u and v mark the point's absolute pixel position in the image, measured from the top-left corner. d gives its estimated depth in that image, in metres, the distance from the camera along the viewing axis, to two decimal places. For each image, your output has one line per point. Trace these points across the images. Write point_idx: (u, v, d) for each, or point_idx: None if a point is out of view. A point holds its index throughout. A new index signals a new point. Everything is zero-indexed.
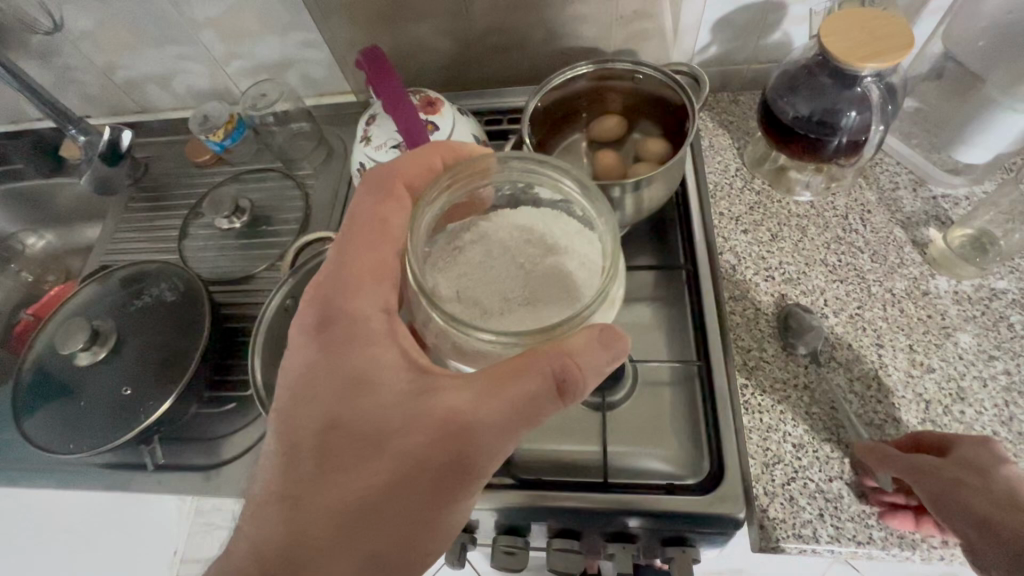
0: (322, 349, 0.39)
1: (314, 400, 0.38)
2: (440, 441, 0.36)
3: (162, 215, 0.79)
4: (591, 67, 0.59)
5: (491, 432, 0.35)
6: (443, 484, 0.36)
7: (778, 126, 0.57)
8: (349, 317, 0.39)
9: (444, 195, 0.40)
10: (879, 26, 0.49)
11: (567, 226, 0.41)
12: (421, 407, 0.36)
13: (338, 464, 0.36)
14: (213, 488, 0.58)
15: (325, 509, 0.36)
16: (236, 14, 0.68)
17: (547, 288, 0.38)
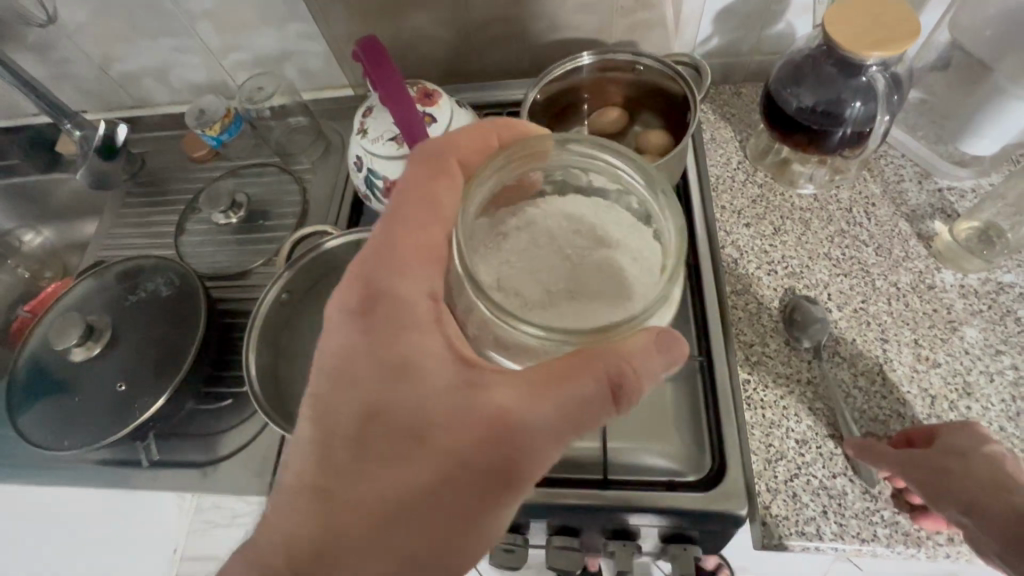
0: (364, 332, 0.37)
1: (353, 387, 0.37)
2: (488, 443, 0.35)
3: (160, 210, 0.78)
4: (591, 58, 0.58)
5: (538, 436, 0.34)
6: (486, 490, 0.35)
7: (781, 118, 0.56)
8: (393, 299, 0.38)
9: (493, 176, 0.39)
10: (885, 14, 0.48)
11: (619, 219, 0.40)
12: (469, 405, 0.35)
13: (377, 460, 0.35)
14: (211, 485, 0.57)
15: (362, 508, 0.35)
16: (232, 5, 0.67)
17: (599, 280, 0.36)
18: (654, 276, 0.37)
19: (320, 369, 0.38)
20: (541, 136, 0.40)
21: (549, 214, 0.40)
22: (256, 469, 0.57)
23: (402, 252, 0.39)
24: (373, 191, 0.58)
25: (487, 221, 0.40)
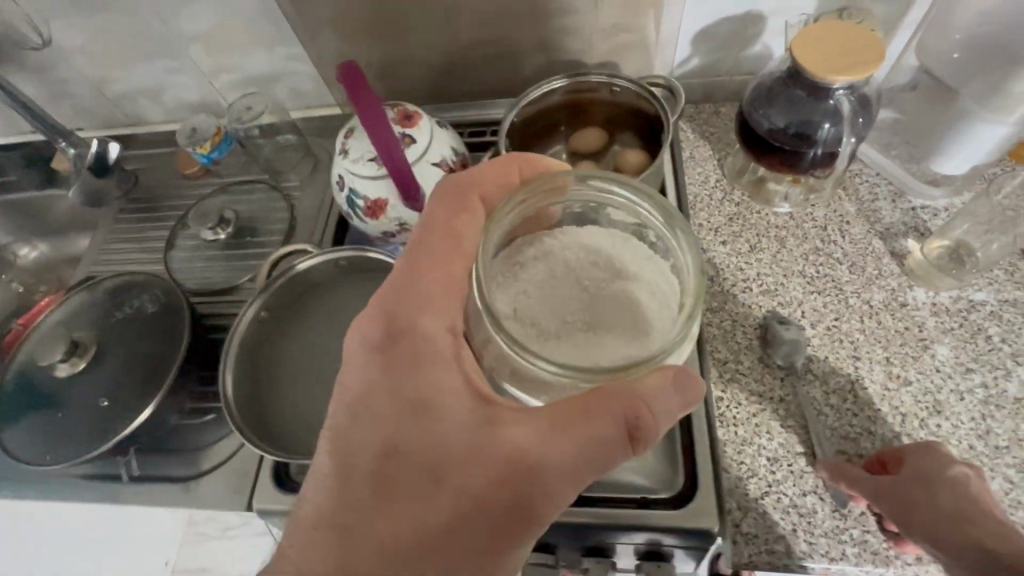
0: (387, 366, 0.39)
1: (374, 419, 0.38)
2: (506, 480, 0.36)
3: (152, 226, 0.80)
4: (565, 81, 0.59)
5: (557, 475, 0.35)
6: (504, 528, 0.36)
7: (754, 139, 0.57)
8: (415, 333, 0.39)
9: (513, 210, 0.40)
10: (850, 39, 0.49)
11: (636, 251, 0.41)
12: (488, 443, 0.36)
13: (396, 495, 0.36)
14: (193, 499, 0.58)
15: (380, 544, 0.35)
16: (222, 29, 0.69)
17: (616, 313, 0.38)
18: (670, 311, 0.38)
19: (341, 400, 0.40)
20: (561, 171, 0.41)
21: (568, 245, 0.41)
22: (237, 484, 0.58)
23: (424, 287, 0.40)
24: (355, 211, 0.58)
25: (506, 251, 0.41)
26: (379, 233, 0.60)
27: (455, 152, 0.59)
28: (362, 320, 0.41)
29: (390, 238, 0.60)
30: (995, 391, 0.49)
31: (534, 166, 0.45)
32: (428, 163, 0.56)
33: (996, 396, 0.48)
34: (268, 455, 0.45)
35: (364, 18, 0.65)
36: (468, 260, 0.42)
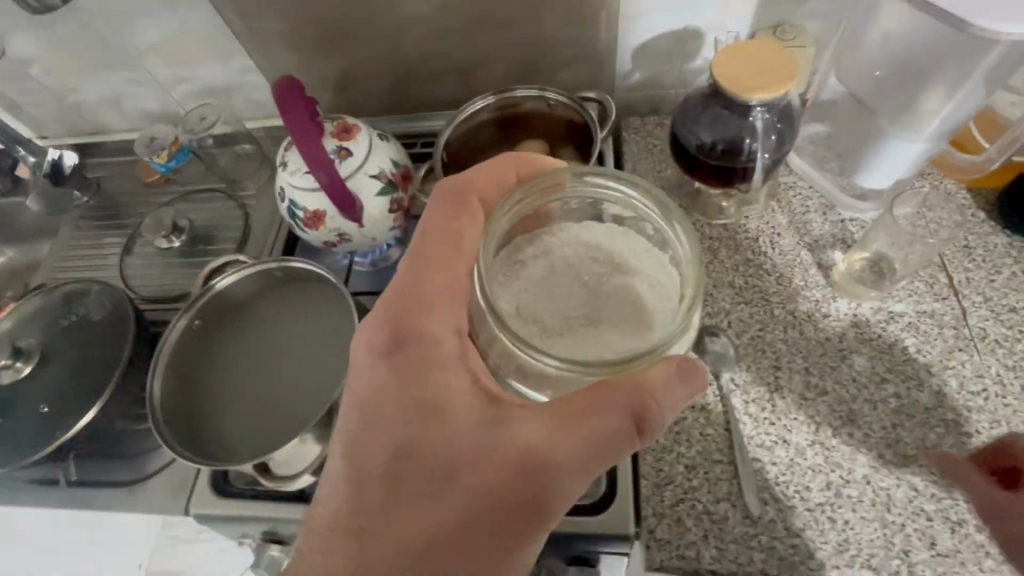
0: (395, 370, 0.40)
1: (384, 423, 0.39)
2: (518, 477, 0.37)
3: (111, 233, 0.81)
4: (492, 99, 0.61)
5: (567, 470, 0.37)
6: (517, 522, 0.37)
7: (685, 154, 0.58)
8: (422, 336, 0.40)
9: (511, 209, 0.41)
10: (765, 57, 0.51)
11: (634, 243, 0.42)
12: (497, 441, 0.37)
13: (412, 496, 0.38)
14: (135, 502, 0.59)
15: (398, 542, 0.37)
16: (176, 40, 0.70)
17: (616, 308, 0.38)
18: (670, 301, 0.39)
19: (351, 404, 0.41)
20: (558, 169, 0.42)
21: (569, 245, 0.42)
22: (177, 488, 0.59)
23: (430, 291, 0.41)
24: (296, 221, 0.60)
25: (506, 250, 0.42)
26: (320, 242, 0.61)
27: (394, 164, 0.60)
28: (366, 326, 0.42)
29: (332, 247, 0.62)
30: (906, 400, 0.50)
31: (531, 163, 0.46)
32: (365, 175, 0.58)
33: (907, 406, 0.50)
34: (196, 463, 0.46)
35: (313, 32, 0.67)
36: (470, 261, 0.42)
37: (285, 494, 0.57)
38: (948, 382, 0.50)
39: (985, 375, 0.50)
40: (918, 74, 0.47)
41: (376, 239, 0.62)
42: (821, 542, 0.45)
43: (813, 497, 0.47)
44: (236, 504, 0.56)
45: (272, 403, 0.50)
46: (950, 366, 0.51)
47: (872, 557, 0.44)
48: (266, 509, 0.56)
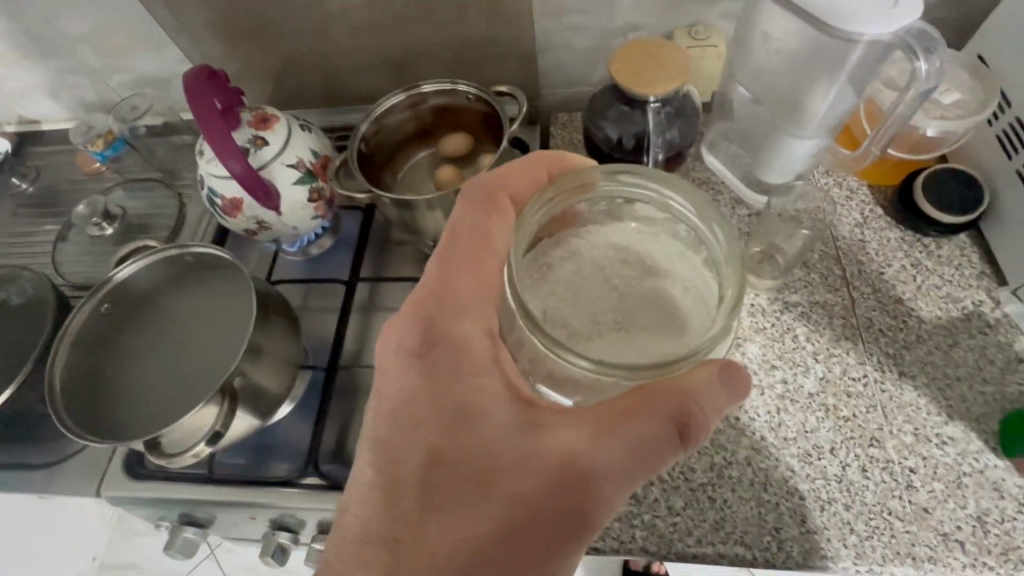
0: (428, 376, 0.37)
1: (418, 430, 0.36)
2: (558, 486, 0.33)
3: (45, 221, 0.81)
4: (402, 95, 0.62)
5: (610, 478, 0.33)
6: (556, 535, 0.33)
7: (595, 148, 0.60)
8: (458, 340, 0.37)
9: (542, 206, 0.36)
10: (660, 56, 0.53)
11: (666, 245, 0.38)
12: (534, 445, 0.34)
13: (445, 508, 0.34)
14: (53, 483, 0.60)
15: (431, 561, 0.32)
16: (106, 29, 0.71)
17: (648, 315, 0.35)
18: (705, 305, 0.35)
19: (381, 411, 0.38)
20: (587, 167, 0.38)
21: (598, 245, 0.38)
22: (91, 470, 0.60)
23: (461, 291, 0.38)
24: (216, 208, 0.61)
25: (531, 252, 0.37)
26: (241, 230, 0.63)
27: (314, 153, 0.61)
28: (394, 329, 0.39)
29: (254, 234, 0.64)
30: (792, 386, 0.52)
31: (565, 163, 0.43)
32: (283, 164, 0.59)
33: (792, 391, 0.52)
34: (89, 440, 0.47)
35: (241, 23, 0.68)
36: (500, 263, 0.38)
37: (196, 474, 0.57)
38: (832, 369, 0.52)
39: (867, 362, 0.52)
40: (804, 76, 0.50)
41: (298, 227, 0.63)
42: (699, 521, 0.47)
43: (696, 478, 0.49)
44: (147, 485, 0.57)
45: (173, 384, 0.51)
46: (836, 353, 0.53)
47: (745, 533, 0.47)
48: (176, 489, 0.56)
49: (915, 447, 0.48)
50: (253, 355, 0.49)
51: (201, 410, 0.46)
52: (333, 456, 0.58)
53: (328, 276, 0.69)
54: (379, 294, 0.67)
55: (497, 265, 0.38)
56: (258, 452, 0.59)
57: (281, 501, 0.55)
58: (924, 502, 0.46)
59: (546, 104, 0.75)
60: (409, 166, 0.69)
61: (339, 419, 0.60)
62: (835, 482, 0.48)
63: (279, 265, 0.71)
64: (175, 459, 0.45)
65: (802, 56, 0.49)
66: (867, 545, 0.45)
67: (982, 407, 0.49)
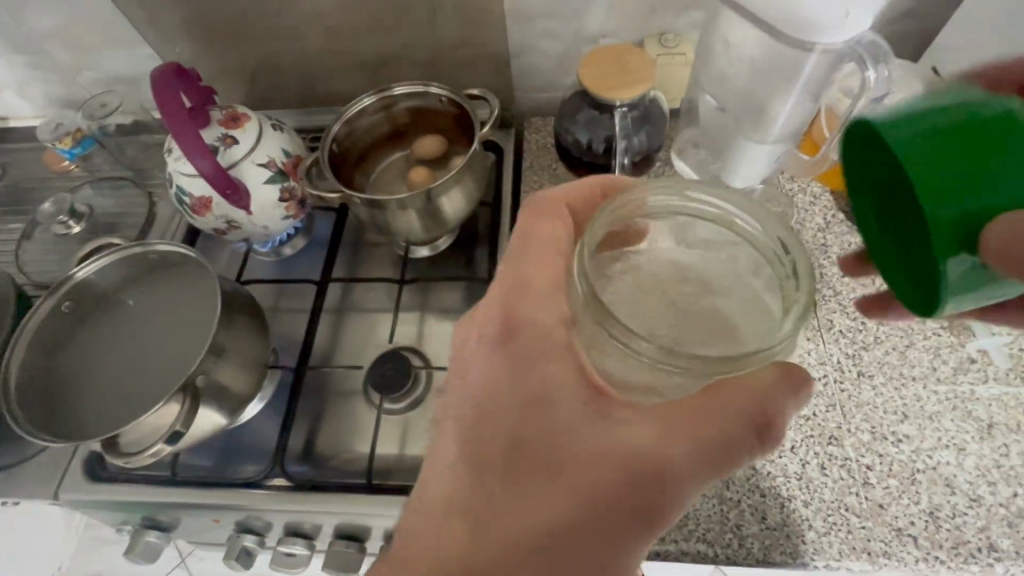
0: (500, 365, 0.36)
1: (486, 419, 0.35)
2: (636, 482, 0.32)
3: (10, 219, 0.79)
4: (373, 98, 0.62)
5: (685, 479, 0.32)
6: (628, 531, 0.32)
7: (566, 151, 0.60)
8: (527, 332, 0.36)
9: (605, 215, 0.33)
10: (627, 62, 0.55)
11: (723, 268, 0.35)
12: (605, 437, 0.32)
13: (515, 499, 0.32)
14: (11, 487, 0.59)
15: (508, 540, 0.31)
16: (75, 25, 0.70)
17: (703, 330, 0.32)
18: (767, 315, 0.32)
19: (453, 398, 0.38)
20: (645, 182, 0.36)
21: (656, 261, 0.34)
22: (49, 474, 0.58)
23: (528, 283, 0.37)
24: (184, 207, 0.60)
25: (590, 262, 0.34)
26: (211, 229, 0.62)
27: (285, 153, 0.61)
28: (478, 320, 0.39)
29: (223, 233, 0.63)
30: None
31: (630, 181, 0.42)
32: (253, 163, 0.59)
33: None
34: (45, 439, 0.46)
35: (214, 22, 0.67)
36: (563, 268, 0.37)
37: (159, 477, 0.56)
38: (807, 358, 0.54)
39: (827, 362, 0.54)
40: (765, 81, 0.51)
41: (269, 227, 0.63)
42: None
43: None
44: (107, 489, 0.55)
45: (135, 384, 0.51)
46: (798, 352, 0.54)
47: (708, 531, 0.47)
48: (138, 492, 0.55)
49: (872, 445, 0.50)
50: (217, 354, 0.49)
51: (163, 408, 0.45)
52: (302, 457, 0.58)
53: (300, 277, 0.69)
54: (351, 295, 0.67)
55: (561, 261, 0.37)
56: (223, 454, 0.58)
57: (246, 502, 0.54)
58: (879, 499, 0.47)
59: (521, 108, 0.76)
60: (382, 169, 0.70)
61: (308, 420, 0.59)
62: (795, 479, 0.49)
63: (250, 266, 0.70)
64: (131, 459, 0.44)
65: (761, 61, 0.50)
66: (824, 541, 0.46)
67: (936, 406, 0.51)
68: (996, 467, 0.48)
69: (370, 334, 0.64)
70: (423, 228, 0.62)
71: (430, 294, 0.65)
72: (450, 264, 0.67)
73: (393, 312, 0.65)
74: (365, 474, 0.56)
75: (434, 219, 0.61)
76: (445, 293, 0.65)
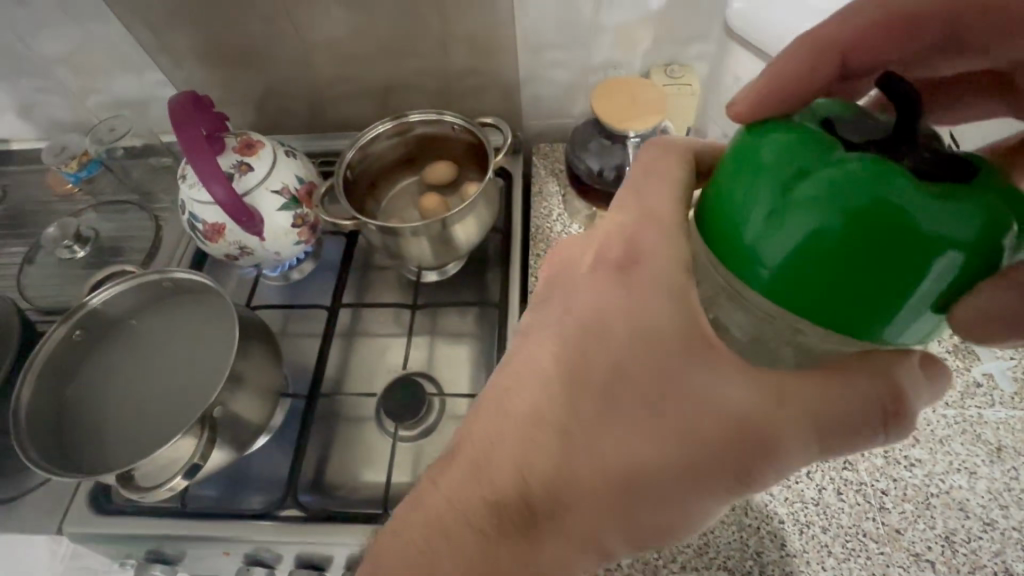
0: (602, 297, 0.33)
1: (581, 357, 0.32)
2: (740, 441, 0.29)
3: (11, 242, 0.78)
4: (389, 125, 0.63)
5: (795, 446, 0.30)
6: (718, 484, 0.30)
7: (577, 178, 0.61)
8: (638, 263, 0.32)
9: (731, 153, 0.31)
10: (640, 93, 0.56)
11: None
12: (714, 389, 0.29)
13: (606, 438, 0.30)
14: (12, 521, 0.57)
15: (596, 469, 0.30)
16: (85, 51, 0.70)
17: None
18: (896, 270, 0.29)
19: (542, 317, 0.35)
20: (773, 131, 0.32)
21: None
22: (52, 507, 0.57)
23: (644, 218, 0.34)
24: (197, 233, 0.60)
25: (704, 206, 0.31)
26: (222, 255, 0.62)
27: (299, 180, 0.61)
28: (596, 238, 0.36)
29: (235, 259, 0.63)
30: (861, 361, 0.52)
31: None
32: (266, 190, 0.59)
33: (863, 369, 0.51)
34: (54, 470, 0.46)
35: (227, 48, 0.68)
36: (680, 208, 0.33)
37: (167, 508, 0.55)
38: None
39: None
40: None
41: (280, 253, 0.63)
42: (684, 547, 0.48)
43: None
44: (113, 522, 0.54)
45: (143, 414, 0.50)
46: None
47: (728, 558, 0.47)
48: (144, 525, 0.54)
49: (885, 469, 0.50)
50: (234, 383, 0.48)
51: (179, 442, 0.45)
52: (312, 487, 0.57)
53: (310, 301, 0.68)
54: (360, 320, 0.66)
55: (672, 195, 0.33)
56: (232, 485, 0.57)
57: (254, 536, 0.52)
58: (896, 524, 0.48)
59: (528, 134, 0.77)
60: (394, 194, 0.70)
61: (319, 447, 0.59)
62: (813, 505, 0.49)
63: (259, 290, 0.70)
64: (150, 493, 0.44)
65: None
66: (844, 567, 0.46)
67: (947, 429, 0.52)
68: (1007, 490, 0.49)
69: (380, 359, 0.64)
70: (435, 253, 0.62)
71: (442, 319, 0.65)
72: (460, 288, 0.67)
73: (405, 337, 0.65)
74: (379, 503, 0.55)
75: (446, 245, 0.61)
76: (456, 317, 0.65)
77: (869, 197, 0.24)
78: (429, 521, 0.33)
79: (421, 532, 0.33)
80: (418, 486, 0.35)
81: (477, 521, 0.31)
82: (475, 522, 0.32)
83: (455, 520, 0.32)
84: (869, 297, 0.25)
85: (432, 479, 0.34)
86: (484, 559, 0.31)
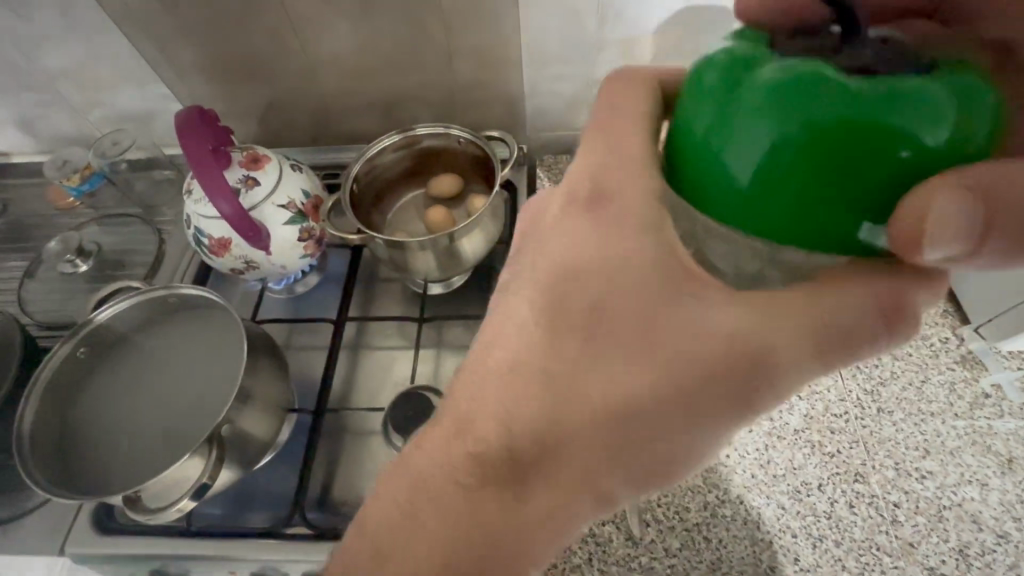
0: (571, 242, 0.33)
1: (565, 299, 0.32)
2: (732, 363, 0.30)
3: (13, 256, 0.78)
4: (394, 139, 0.63)
5: (788, 365, 0.30)
6: (716, 407, 0.30)
7: None
8: (610, 200, 0.33)
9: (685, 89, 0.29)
10: None
11: None
12: (698, 316, 0.30)
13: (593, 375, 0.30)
14: (9, 543, 0.56)
15: (585, 403, 0.30)
16: (89, 65, 0.70)
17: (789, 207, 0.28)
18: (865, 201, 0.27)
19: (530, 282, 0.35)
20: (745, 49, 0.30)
21: None
22: (54, 526, 0.56)
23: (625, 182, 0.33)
24: (202, 247, 0.60)
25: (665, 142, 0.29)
26: (228, 269, 0.62)
27: (305, 194, 0.61)
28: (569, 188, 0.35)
29: (240, 273, 0.62)
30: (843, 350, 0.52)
31: None
32: (273, 205, 0.59)
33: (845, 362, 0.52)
34: (58, 490, 0.48)
35: (233, 63, 0.68)
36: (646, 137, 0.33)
37: (170, 527, 0.54)
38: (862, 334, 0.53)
39: (847, 399, 0.54)
40: None
41: (286, 267, 0.63)
42: (696, 562, 0.48)
43: (691, 518, 0.50)
44: (115, 543, 0.53)
45: (147, 434, 0.52)
46: (818, 391, 0.55)
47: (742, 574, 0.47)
48: (148, 545, 0.53)
49: (897, 481, 0.50)
50: (242, 400, 0.48)
51: (187, 462, 0.45)
52: (320, 504, 0.56)
53: (315, 314, 0.68)
54: (366, 333, 0.66)
55: (640, 131, 0.33)
56: (238, 503, 0.57)
57: (261, 556, 0.51)
58: (909, 537, 0.48)
59: (532, 145, 0.78)
60: (399, 207, 0.70)
61: (327, 463, 0.58)
62: (825, 519, 0.49)
63: (263, 304, 0.69)
64: (158, 515, 0.44)
65: None
66: None
67: (956, 440, 0.52)
68: (1019, 502, 0.49)
69: (387, 373, 0.63)
70: (442, 266, 0.62)
71: (449, 331, 0.65)
72: (467, 300, 0.67)
73: (413, 349, 0.64)
74: None
75: (452, 257, 0.61)
76: (464, 330, 0.65)
77: (823, 97, 0.22)
78: (412, 490, 0.33)
79: (411, 498, 0.33)
80: (405, 451, 0.35)
81: (467, 481, 0.32)
82: (461, 478, 0.32)
83: (441, 484, 0.32)
84: (832, 208, 0.24)
85: (419, 444, 0.35)
86: (474, 524, 0.31)
